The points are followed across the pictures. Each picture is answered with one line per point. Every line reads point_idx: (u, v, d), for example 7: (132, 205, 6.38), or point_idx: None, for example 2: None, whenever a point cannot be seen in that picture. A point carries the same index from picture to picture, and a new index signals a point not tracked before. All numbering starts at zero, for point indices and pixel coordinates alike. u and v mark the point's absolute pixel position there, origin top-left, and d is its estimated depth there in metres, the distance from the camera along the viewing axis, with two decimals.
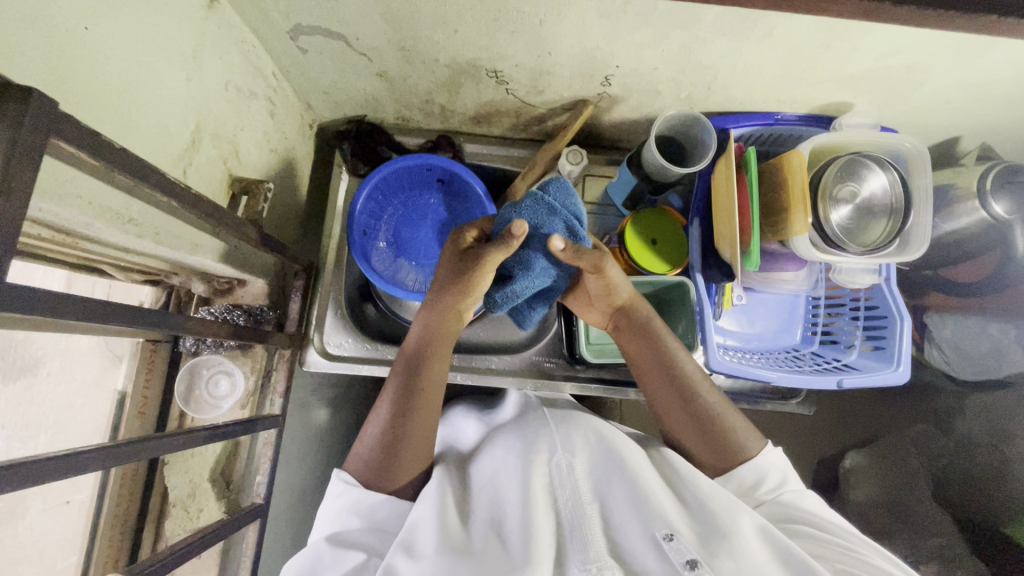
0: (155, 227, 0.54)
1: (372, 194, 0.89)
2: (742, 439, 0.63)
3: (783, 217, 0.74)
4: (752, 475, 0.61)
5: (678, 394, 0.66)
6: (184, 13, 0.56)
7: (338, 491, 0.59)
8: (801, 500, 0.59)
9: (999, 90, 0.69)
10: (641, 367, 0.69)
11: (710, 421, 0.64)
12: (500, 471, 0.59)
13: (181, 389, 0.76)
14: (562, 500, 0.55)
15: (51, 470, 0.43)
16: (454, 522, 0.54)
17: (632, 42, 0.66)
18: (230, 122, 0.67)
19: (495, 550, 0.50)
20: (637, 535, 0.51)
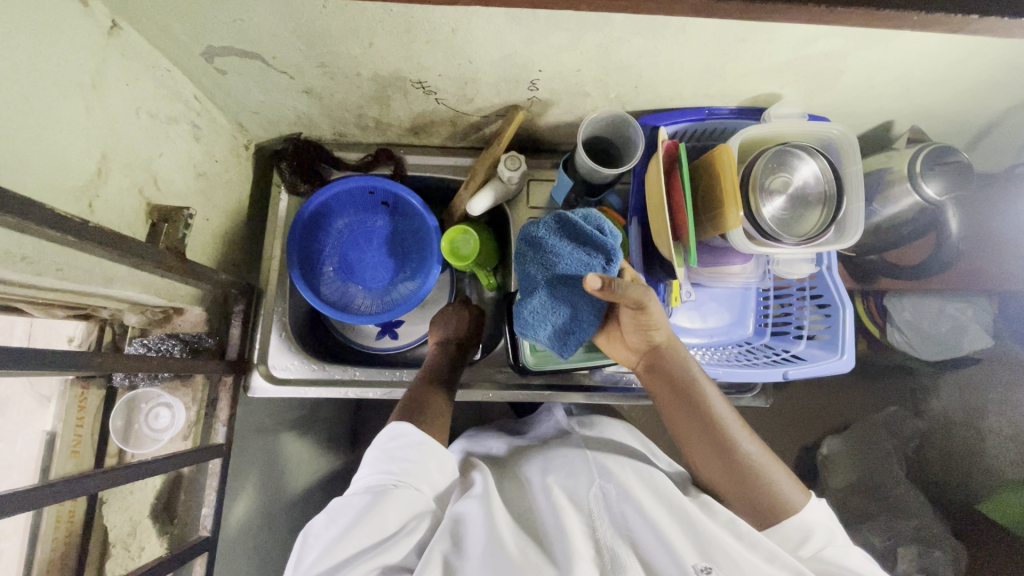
0: (56, 262, 0.52)
1: (313, 216, 0.89)
2: (786, 494, 0.60)
3: (717, 211, 0.73)
4: (798, 534, 0.58)
5: (715, 443, 0.62)
6: (78, 42, 0.54)
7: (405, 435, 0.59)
8: (845, 558, 0.57)
9: (919, 73, 0.69)
10: (676, 415, 0.65)
11: (750, 473, 0.60)
12: (538, 502, 0.58)
13: (118, 426, 0.73)
14: (601, 528, 0.53)
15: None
16: (504, 526, 0.53)
17: (549, 45, 0.65)
18: (145, 149, 0.65)
19: (535, 563, 0.49)
20: (672, 562, 0.49)
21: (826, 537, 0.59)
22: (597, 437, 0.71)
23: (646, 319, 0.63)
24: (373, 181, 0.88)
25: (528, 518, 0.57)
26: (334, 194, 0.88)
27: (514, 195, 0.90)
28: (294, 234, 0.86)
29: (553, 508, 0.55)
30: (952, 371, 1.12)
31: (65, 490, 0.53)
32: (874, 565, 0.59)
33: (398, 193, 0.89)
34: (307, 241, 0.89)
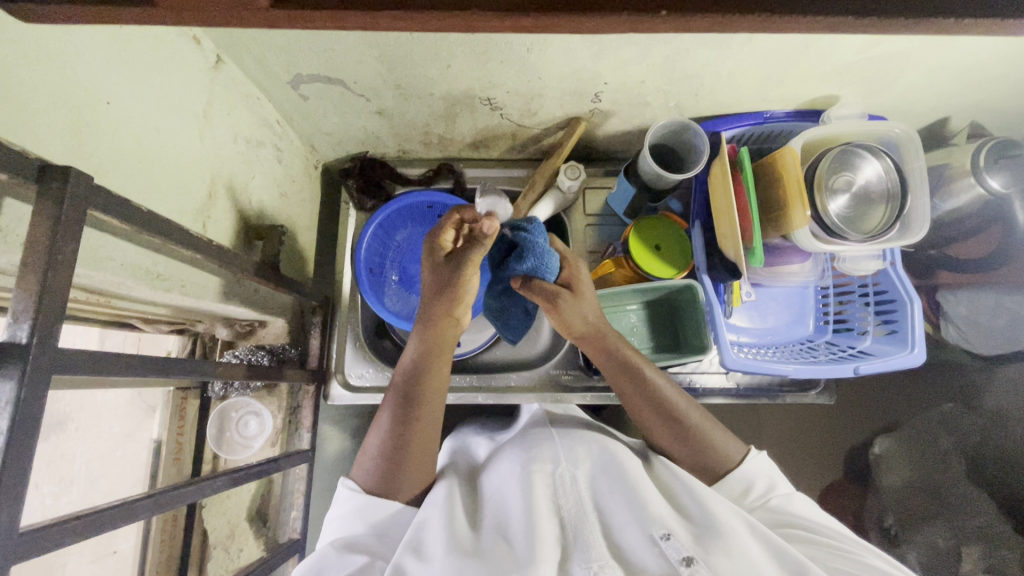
0: (181, 279, 0.56)
1: (378, 231, 0.93)
2: (726, 451, 0.66)
3: (781, 211, 0.75)
4: (740, 484, 0.64)
5: (656, 410, 0.67)
6: (193, 78, 0.59)
7: (342, 497, 0.62)
8: (790, 504, 0.62)
9: (981, 69, 0.70)
10: (627, 399, 0.69)
11: (691, 433, 0.66)
12: (500, 484, 0.62)
13: (213, 432, 0.78)
14: (563, 505, 0.57)
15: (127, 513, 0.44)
16: (463, 532, 0.56)
17: (618, 59, 0.68)
18: (241, 172, 0.69)
19: (500, 551, 0.53)
20: (635, 536, 0.53)
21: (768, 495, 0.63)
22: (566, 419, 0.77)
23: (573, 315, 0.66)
24: (433, 196, 0.93)
25: (493, 501, 0.61)
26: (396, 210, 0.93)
27: (571, 203, 0.93)
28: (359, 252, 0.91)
29: (515, 487, 0.59)
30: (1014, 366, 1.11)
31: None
32: (818, 506, 0.64)
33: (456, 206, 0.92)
34: (372, 253, 0.92)
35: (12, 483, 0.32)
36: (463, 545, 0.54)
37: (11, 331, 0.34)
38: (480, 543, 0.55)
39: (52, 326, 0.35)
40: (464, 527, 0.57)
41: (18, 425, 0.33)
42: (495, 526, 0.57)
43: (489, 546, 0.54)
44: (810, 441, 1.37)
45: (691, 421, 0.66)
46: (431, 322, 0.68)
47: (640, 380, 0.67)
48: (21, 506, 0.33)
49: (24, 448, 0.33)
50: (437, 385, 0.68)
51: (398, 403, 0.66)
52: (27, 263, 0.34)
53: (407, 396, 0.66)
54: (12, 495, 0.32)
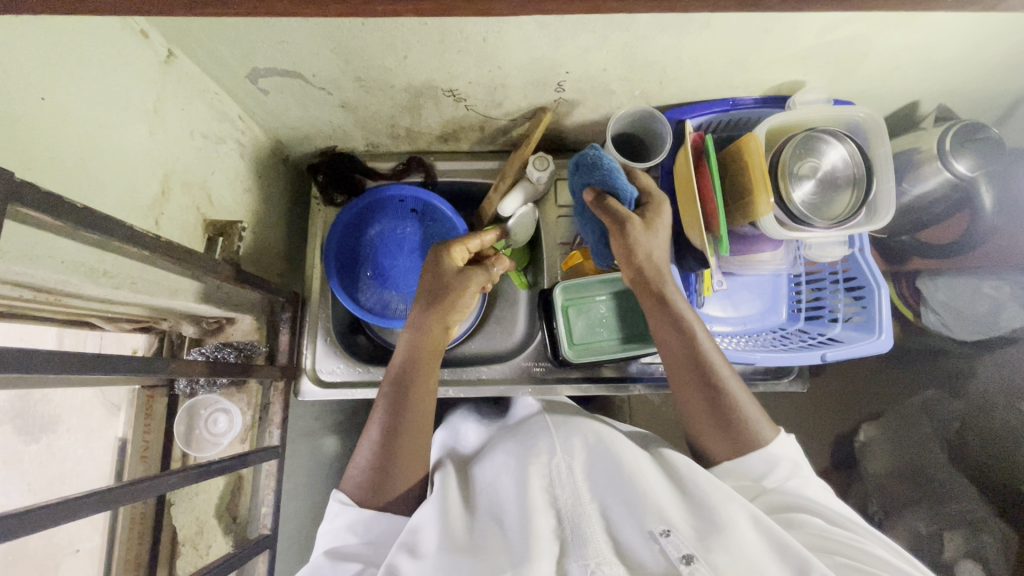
0: (131, 276, 0.56)
1: (348, 227, 0.92)
2: (758, 431, 0.62)
3: (746, 198, 0.75)
4: (764, 464, 0.61)
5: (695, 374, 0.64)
6: (139, 71, 0.58)
7: (334, 511, 0.62)
8: (805, 488, 0.60)
9: (945, 52, 0.69)
10: (667, 355, 0.67)
11: (728, 411, 0.63)
12: (499, 478, 0.61)
13: (181, 430, 0.77)
14: (559, 497, 0.56)
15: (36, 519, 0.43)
16: (456, 524, 0.56)
17: (577, 47, 0.67)
18: (199, 167, 0.69)
19: (492, 550, 0.51)
20: (633, 532, 0.52)
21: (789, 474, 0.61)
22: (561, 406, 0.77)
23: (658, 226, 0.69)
24: (404, 190, 0.92)
25: (490, 495, 0.60)
26: (366, 206, 0.93)
27: (542, 194, 0.93)
28: (328, 250, 0.89)
29: (512, 481, 0.59)
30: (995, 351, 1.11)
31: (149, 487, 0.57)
32: (832, 492, 0.62)
33: (428, 201, 0.92)
34: (344, 250, 0.93)
35: None
36: (454, 541, 0.53)
37: None
38: (474, 537, 0.54)
39: None
40: (458, 520, 0.57)
41: None
42: (490, 521, 0.57)
43: (478, 544, 0.53)
44: (793, 430, 1.37)
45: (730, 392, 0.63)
46: (424, 329, 0.72)
47: (681, 324, 0.66)
48: None
49: None
50: (422, 395, 0.68)
51: (388, 408, 0.66)
52: None
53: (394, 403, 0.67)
54: None
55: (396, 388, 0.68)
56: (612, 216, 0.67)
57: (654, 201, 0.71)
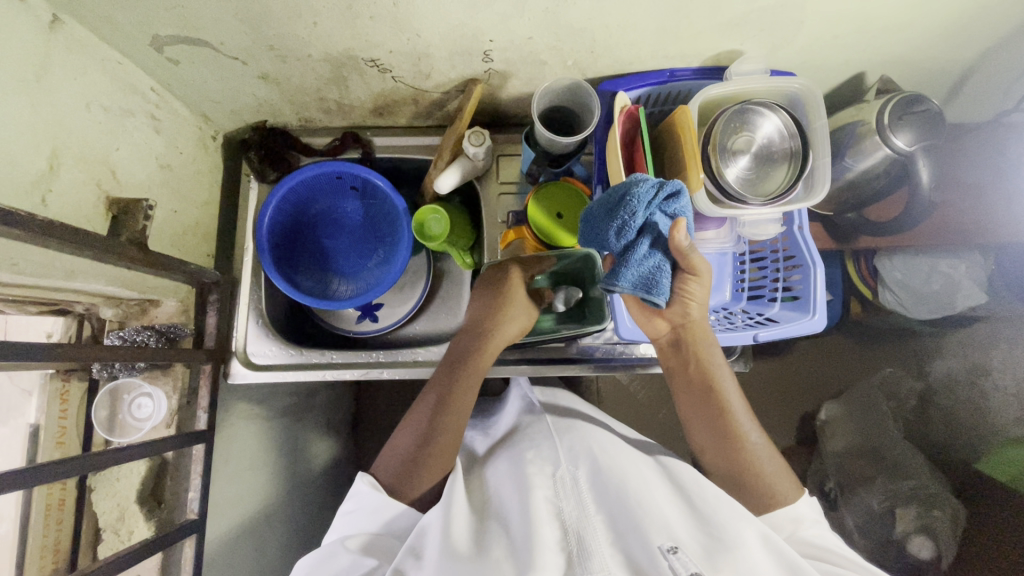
0: (9, 255, 0.53)
1: (283, 206, 0.88)
2: (782, 491, 0.67)
3: (678, 173, 0.72)
4: (789, 524, 0.65)
5: (718, 423, 0.70)
6: (15, 36, 0.54)
7: (359, 493, 0.63)
8: (824, 538, 0.63)
9: (882, 20, 0.67)
10: (690, 406, 0.73)
11: (749, 463, 0.68)
12: (507, 487, 0.63)
13: (102, 417, 0.74)
14: (564, 508, 0.57)
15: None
16: (462, 535, 0.56)
17: (494, 13, 0.64)
18: (101, 142, 0.65)
19: (496, 560, 0.51)
20: (641, 544, 0.51)
21: (812, 526, 0.64)
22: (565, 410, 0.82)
23: (694, 287, 0.66)
24: (341, 167, 0.87)
25: (497, 508, 0.61)
26: (301, 183, 0.88)
27: (484, 169, 0.90)
28: (260, 235, 0.84)
29: (520, 489, 0.60)
30: (959, 327, 1.12)
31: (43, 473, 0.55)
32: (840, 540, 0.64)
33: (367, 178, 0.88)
34: (280, 230, 0.89)
35: None
36: (456, 552, 0.52)
37: None
38: (478, 547, 0.54)
39: None
40: (461, 531, 0.56)
41: None
42: (495, 530, 0.57)
43: (483, 554, 0.53)
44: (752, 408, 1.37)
45: (752, 445, 0.69)
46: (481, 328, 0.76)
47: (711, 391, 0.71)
48: None
49: None
50: (464, 398, 0.71)
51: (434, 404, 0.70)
52: None
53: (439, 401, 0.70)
54: None
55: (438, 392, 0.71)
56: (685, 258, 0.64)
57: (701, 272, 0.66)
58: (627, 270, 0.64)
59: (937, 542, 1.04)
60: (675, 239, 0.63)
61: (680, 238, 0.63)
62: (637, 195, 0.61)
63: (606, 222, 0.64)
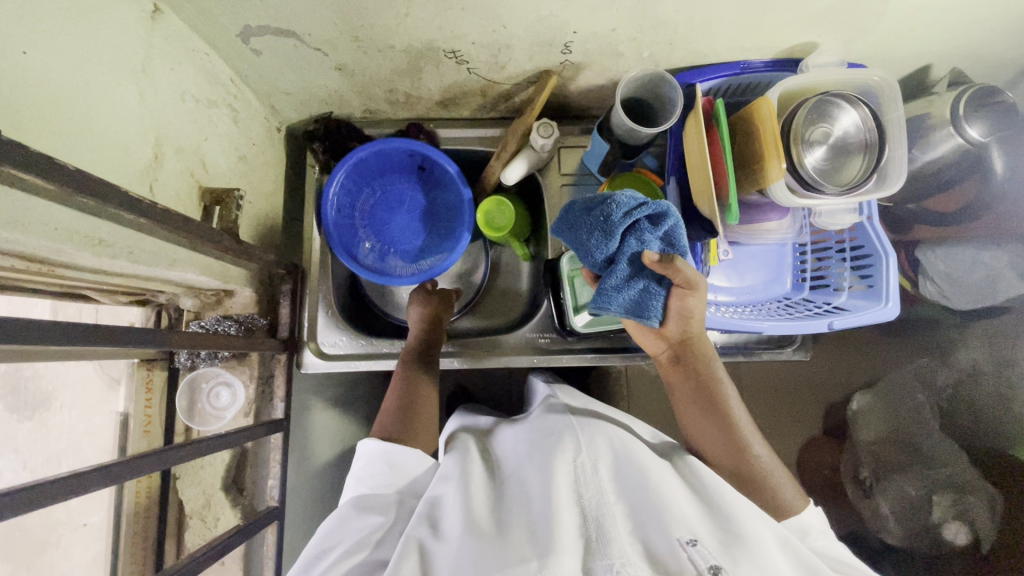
0: (127, 245, 0.54)
1: (348, 179, 0.88)
2: (788, 498, 0.65)
3: (757, 164, 0.73)
4: (795, 531, 0.64)
5: (720, 427, 0.69)
6: (127, 27, 0.55)
7: (367, 450, 0.65)
8: (833, 550, 0.63)
9: (964, 12, 0.67)
10: (691, 409, 0.72)
11: (753, 472, 0.66)
12: (524, 475, 0.61)
13: (182, 405, 0.76)
14: (584, 495, 0.56)
15: (70, 488, 0.43)
16: (479, 516, 0.56)
17: (586, 4, 0.64)
18: (193, 134, 0.66)
19: (515, 541, 0.51)
20: (661, 536, 0.51)
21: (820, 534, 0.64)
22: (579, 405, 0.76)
23: (692, 304, 0.68)
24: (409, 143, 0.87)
25: (514, 488, 0.60)
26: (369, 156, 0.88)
27: (546, 163, 0.90)
28: (328, 226, 0.85)
29: (539, 475, 0.58)
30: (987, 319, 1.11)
31: (171, 458, 0.56)
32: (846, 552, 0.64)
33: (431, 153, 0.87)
34: (342, 203, 0.88)
35: None
36: (480, 531, 0.53)
37: None
38: (499, 528, 0.54)
39: None
40: (480, 512, 0.56)
41: None
42: (512, 512, 0.56)
43: (502, 535, 0.53)
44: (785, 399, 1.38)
45: (754, 454, 0.67)
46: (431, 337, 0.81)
47: (711, 396, 0.70)
48: None
49: None
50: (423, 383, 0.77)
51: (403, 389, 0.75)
52: None
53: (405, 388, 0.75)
54: None
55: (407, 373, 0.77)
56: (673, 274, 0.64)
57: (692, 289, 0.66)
58: (619, 294, 0.67)
59: (974, 528, 1.06)
60: (652, 260, 0.64)
61: (663, 261, 0.64)
62: (616, 204, 0.63)
63: (584, 222, 0.66)
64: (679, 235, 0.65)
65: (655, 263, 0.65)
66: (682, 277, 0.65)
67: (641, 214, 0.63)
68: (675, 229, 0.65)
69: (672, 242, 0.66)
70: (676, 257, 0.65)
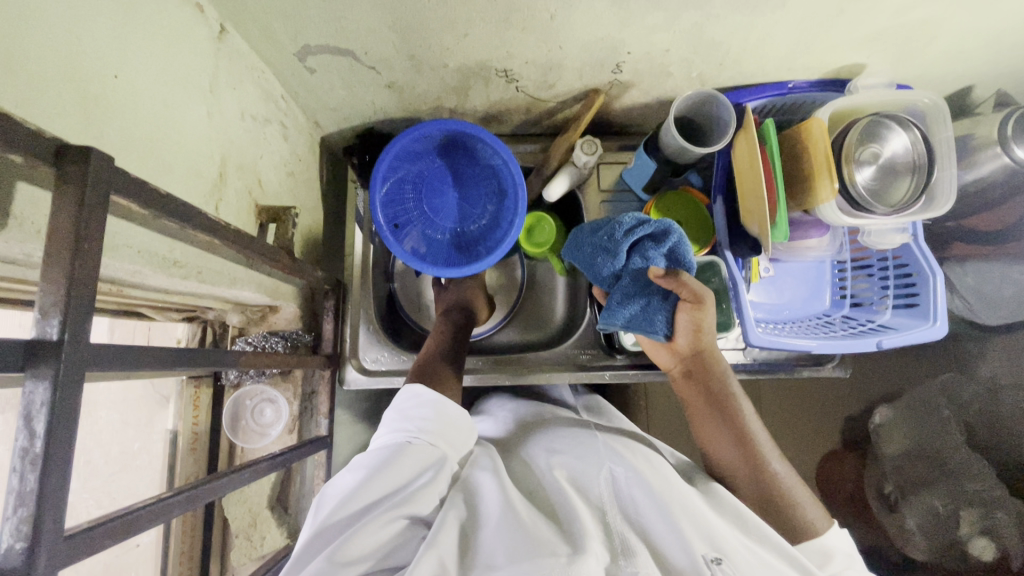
0: (197, 265, 0.53)
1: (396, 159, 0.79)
2: (813, 520, 0.58)
3: (806, 184, 0.74)
4: (815, 555, 0.56)
5: (735, 440, 0.62)
6: (198, 48, 0.55)
7: (418, 394, 0.61)
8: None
9: (1015, 36, 0.68)
10: (703, 423, 0.66)
11: (773, 491, 0.59)
12: (545, 477, 0.57)
13: (227, 422, 0.76)
14: (607, 507, 0.53)
15: (163, 511, 0.42)
16: (518, 503, 0.51)
17: (645, 26, 0.65)
18: (250, 151, 0.66)
19: (545, 532, 0.48)
20: (683, 550, 0.48)
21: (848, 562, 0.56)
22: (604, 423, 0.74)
23: (700, 319, 0.65)
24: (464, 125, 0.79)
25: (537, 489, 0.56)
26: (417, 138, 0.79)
27: (587, 179, 0.90)
28: (378, 221, 0.77)
29: (555, 484, 0.55)
30: (1008, 333, 1.07)
31: (237, 481, 0.54)
32: None
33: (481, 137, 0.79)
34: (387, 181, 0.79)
35: (53, 499, 0.29)
36: (515, 516, 0.49)
37: (39, 327, 0.30)
38: (534, 517, 0.50)
39: (83, 321, 0.31)
40: (516, 495, 0.53)
41: (59, 429, 0.30)
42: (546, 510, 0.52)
43: (536, 524, 0.49)
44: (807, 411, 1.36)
45: (774, 470, 0.60)
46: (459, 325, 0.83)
47: (723, 407, 0.64)
48: (65, 511, 0.31)
49: (64, 453, 0.30)
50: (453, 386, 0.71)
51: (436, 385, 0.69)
52: (51, 254, 0.31)
53: (434, 372, 0.71)
54: (57, 507, 0.30)
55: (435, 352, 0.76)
56: (682, 287, 0.64)
57: (704, 303, 0.64)
58: (624, 308, 0.68)
59: None
60: (659, 275, 0.65)
61: (668, 275, 0.65)
62: (619, 225, 0.68)
63: (592, 242, 0.71)
64: (686, 250, 0.66)
65: (660, 276, 0.65)
66: (690, 291, 0.63)
67: (641, 232, 0.67)
68: (679, 245, 0.67)
69: (678, 258, 0.67)
70: (682, 272, 0.64)
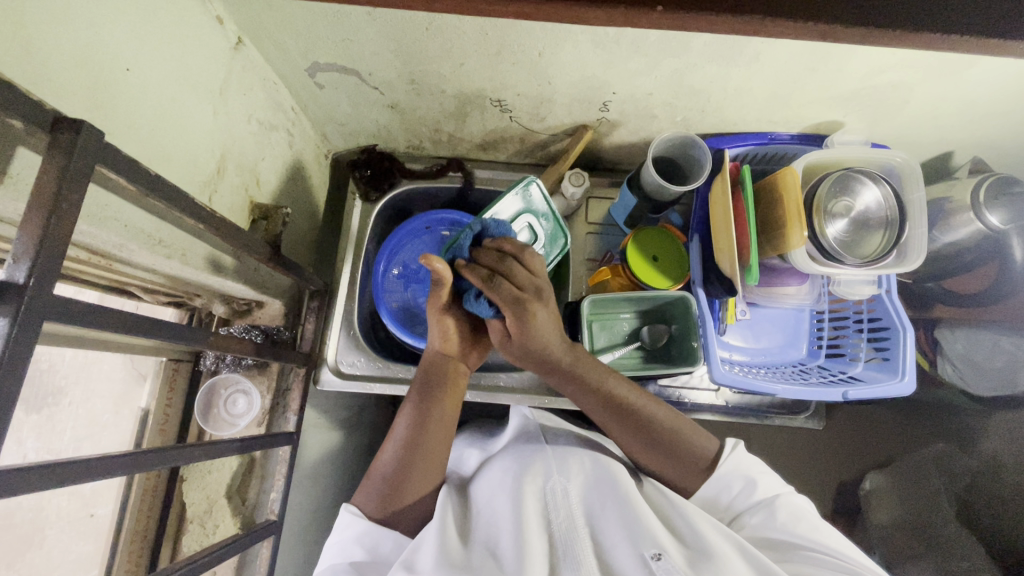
0: (182, 248, 0.58)
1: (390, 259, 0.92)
2: (708, 449, 0.64)
3: (781, 231, 0.76)
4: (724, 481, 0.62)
5: (623, 423, 0.65)
6: (212, 54, 0.60)
7: (343, 522, 0.60)
8: (773, 523, 0.58)
9: (985, 106, 0.71)
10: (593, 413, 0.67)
11: (673, 447, 0.64)
12: (497, 492, 0.61)
13: (199, 408, 0.79)
14: (553, 520, 0.57)
15: (107, 467, 0.43)
16: (454, 542, 0.55)
17: (627, 69, 0.69)
18: (252, 152, 0.71)
19: (485, 568, 0.51)
20: (627, 555, 0.52)
21: (755, 510, 0.60)
22: (555, 429, 0.77)
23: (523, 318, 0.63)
24: (431, 216, 0.94)
25: (485, 512, 0.60)
26: (409, 235, 0.94)
27: (574, 210, 0.93)
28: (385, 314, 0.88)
29: (506, 500, 0.59)
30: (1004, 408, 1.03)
31: (188, 456, 0.54)
32: (809, 511, 0.60)
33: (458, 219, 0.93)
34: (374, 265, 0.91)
35: None
36: (451, 559, 0.52)
37: (10, 271, 0.34)
38: (469, 557, 0.53)
39: (50, 274, 0.35)
40: (453, 538, 0.56)
41: (5, 362, 0.32)
42: (487, 542, 0.56)
43: (473, 564, 0.52)
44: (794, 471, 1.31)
45: (665, 429, 0.65)
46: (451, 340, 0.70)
47: (614, 406, 0.65)
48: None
49: (9, 385, 0.33)
50: (437, 455, 0.64)
51: (415, 421, 0.65)
52: (33, 206, 0.35)
53: (403, 472, 0.62)
54: None
55: (414, 413, 0.66)
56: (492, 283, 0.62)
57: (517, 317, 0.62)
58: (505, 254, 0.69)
59: None
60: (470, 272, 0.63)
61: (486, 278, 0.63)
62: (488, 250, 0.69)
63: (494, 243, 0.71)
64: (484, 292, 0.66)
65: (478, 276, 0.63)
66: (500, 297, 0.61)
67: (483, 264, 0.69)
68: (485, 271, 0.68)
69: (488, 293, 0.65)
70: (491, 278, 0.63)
